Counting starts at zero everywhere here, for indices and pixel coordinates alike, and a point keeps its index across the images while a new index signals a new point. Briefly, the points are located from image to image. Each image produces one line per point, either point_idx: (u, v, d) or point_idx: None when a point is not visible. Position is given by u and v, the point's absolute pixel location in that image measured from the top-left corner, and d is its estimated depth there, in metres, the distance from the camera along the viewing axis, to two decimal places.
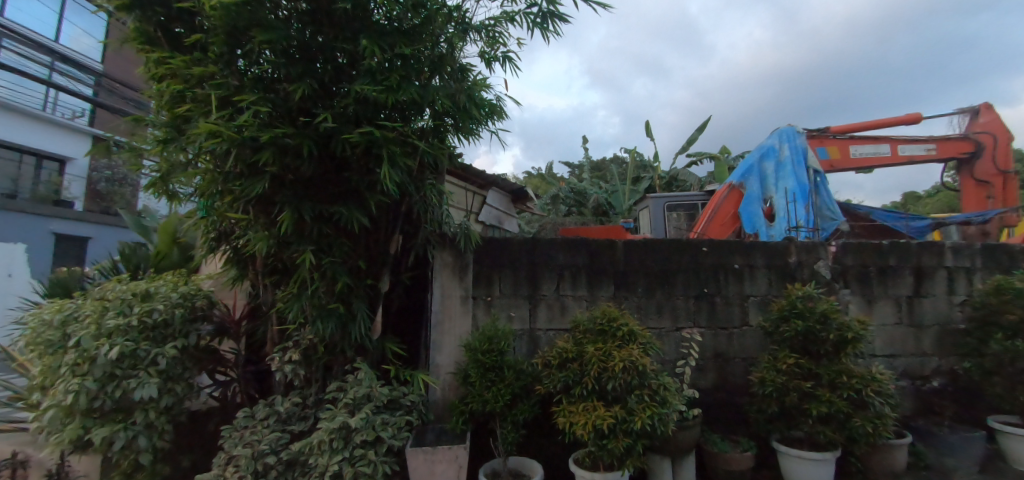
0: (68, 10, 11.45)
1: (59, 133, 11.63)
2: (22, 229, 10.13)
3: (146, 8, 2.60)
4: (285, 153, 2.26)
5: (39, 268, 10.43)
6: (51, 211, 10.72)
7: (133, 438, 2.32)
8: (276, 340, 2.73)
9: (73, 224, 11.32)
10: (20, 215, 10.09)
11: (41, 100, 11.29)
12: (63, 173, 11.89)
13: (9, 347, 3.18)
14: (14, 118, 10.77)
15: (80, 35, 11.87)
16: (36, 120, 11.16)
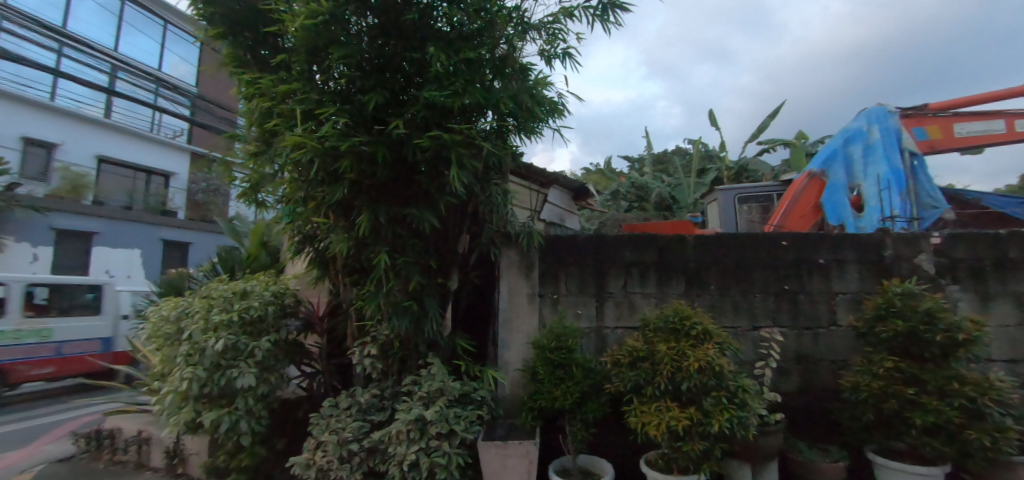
0: (168, 41, 13.04)
1: (163, 151, 13.62)
2: (137, 237, 12.39)
3: (238, 36, 2.88)
4: (362, 159, 2.40)
5: (151, 269, 12.76)
6: (158, 221, 12.93)
7: (236, 422, 2.58)
8: (355, 335, 2.91)
9: (178, 231, 13.51)
10: (135, 225, 12.35)
11: (149, 123, 13.35)
12: (168, 186, 13.81)
13: (134, 339, 3.64)
14: (129, 139, 12.81)
15: (178, 63, 13.59)
16: (147, 141, 13.26)
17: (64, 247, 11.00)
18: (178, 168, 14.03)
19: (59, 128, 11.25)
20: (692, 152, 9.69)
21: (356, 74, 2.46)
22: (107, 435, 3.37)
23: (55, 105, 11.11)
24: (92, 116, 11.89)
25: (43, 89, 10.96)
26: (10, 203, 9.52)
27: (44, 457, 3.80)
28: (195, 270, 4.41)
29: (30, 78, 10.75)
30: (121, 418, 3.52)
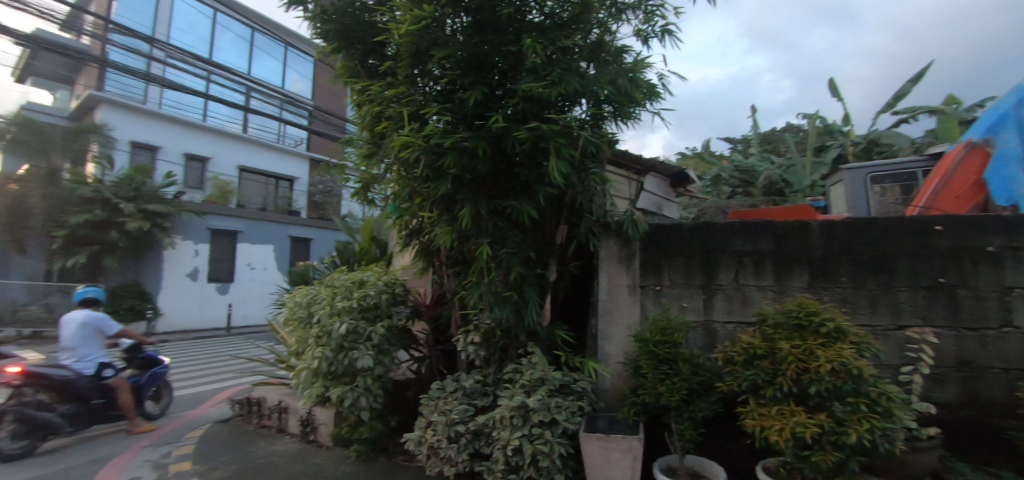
0: (289, 62, 16.78)
1: (287, 159, 16.06)
2: (273, 234, 14.55)
3: (351, 49, 3.15)
4: (464, 155, 2.50)
5: (282, 262, 14.93)
6: (288, 220, 14.95)
7: (357, 398, 2.87)
8: (459, 323, 3.08)
9: (303, 229, 15.53)
10: (272, 224, 14.46)
11: (275, 135, 15.98)
12: (292, 189, 16.22)
13: (274, 322, 4.22)
14: (262, 150, 15.36)
15: (297, 79, 17.20)
16: (276, 151, 15.75)
17: (218, 245, 13.26)
18: (299, 173, 16.49)
19: (210, 145, 13.93)
20: (807, 129, 8.65)
21: (457, 73, 2.57)
22: (255, 402, 3.97)
23: (206, 125, 13.83)
24: (233, 132, 14.52)
25: (197, 112, 13.76)
26: (179, 209, 11.76)
27: (213, 417, 4.67)
28: (317, 263, 4.98)
29: (187, 104, 13.77)
30: (266, 388, 4.12)
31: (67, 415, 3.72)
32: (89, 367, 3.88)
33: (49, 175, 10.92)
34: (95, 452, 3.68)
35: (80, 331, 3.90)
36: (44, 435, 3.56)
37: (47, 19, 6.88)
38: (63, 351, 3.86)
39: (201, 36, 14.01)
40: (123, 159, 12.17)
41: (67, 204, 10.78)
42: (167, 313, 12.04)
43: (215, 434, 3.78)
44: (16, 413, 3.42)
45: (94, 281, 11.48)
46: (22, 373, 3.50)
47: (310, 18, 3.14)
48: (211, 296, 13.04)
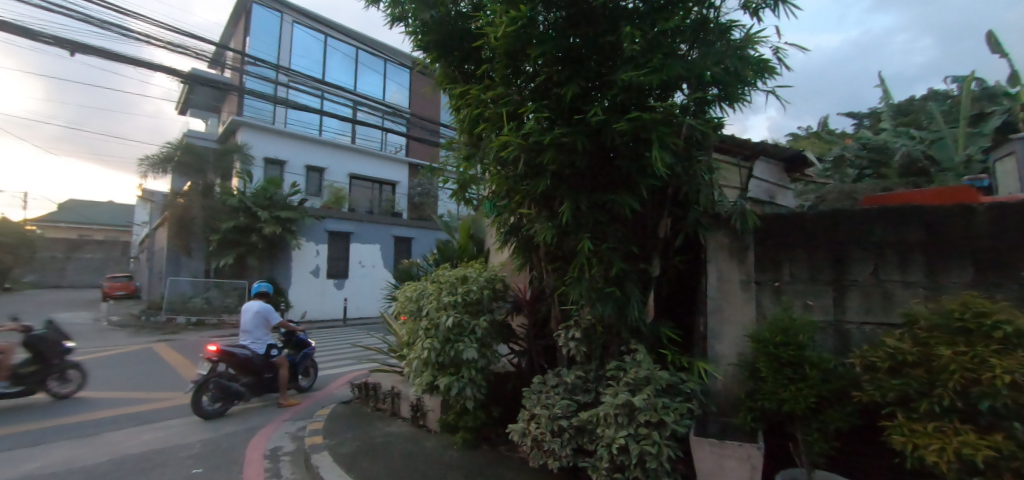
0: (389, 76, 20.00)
1: (387, 165, 18.76)
2: (377, 235, 16.05)
3: (448, 56, 3.35)
4: (562, 151, 2.64)
5: (387, 260, 16.39)
6: (390, 221, 16.32)
7: (463, 388, 3.08)
8: (559, 319, 3.26)
9: (404, 229, 16.80)
10: (376, 226, 15.94)
11: (378, 143, 18.89)
12: (395, 193, 18.84)
13: (385, 315, 4.63)
14: (366, 158, 18.12)
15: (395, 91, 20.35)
16: (377, 159, 18.47)
17: (336, 245, 15.12)
18: (398, 177, 19.13)
19: (325, 156, 16.91)
20: (959, 94, 7.29)
21: (553, 68, 2.69)
22: (373, 387, 4.45)
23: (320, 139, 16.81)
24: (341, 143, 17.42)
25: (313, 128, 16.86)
26: (305, 215, 13.82)
27: (339, 397, 5.35)
28: (417, 260, 5.33)
29: (303, 122, 17.02)
30: (383, 375, 4.63)
31: (248, 385, 4.85)
32: (261, 348, 4.89)
33: (204, 189, 13.83)
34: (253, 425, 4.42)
35: (254, 318, 4.88)
36: (234, 400, 4.69)
37: (185, 53, 8.03)
38: (243, 333, 4.87)
39: (315, 59, 17.49)
40: (259, 173, 15.34)
41: (220, 212, 13.43)
42: (297, 305, 14.08)
43: (340, 413, 4.28)
44: (216, 382, 4.54)
45: (239, 278, 13.74)
46: (218, 351, 4.58)
47: (410, 32, 3.39)
48: (330, 291, 14.95)
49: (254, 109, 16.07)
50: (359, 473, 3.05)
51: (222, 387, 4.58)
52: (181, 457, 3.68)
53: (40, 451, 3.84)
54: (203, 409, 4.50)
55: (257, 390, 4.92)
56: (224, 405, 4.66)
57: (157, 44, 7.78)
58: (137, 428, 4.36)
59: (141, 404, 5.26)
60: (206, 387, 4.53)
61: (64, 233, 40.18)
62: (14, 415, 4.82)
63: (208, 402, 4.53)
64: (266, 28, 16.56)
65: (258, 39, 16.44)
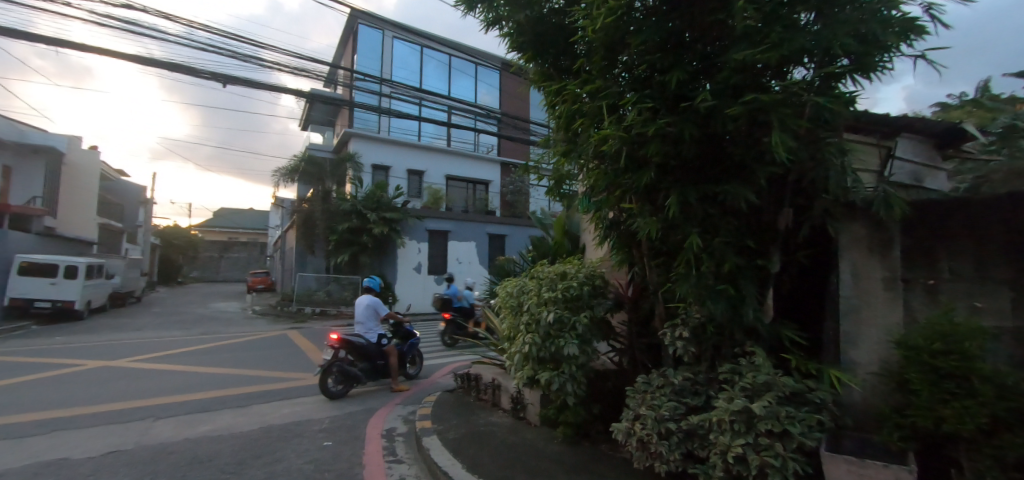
0: (481, 77, 22.16)
1: (482, 166, 21.15)
2: (474, 232, 18.09)
3: (545, 55, 3.52)
4: (667, 141, 2.56)
5: (483, 255, 18.27)
6: (484, 220, 18.24)
7: (563, 384, 3.36)
8: (664, 316, 3.37)
9: (498, 226, 18.68)
10: (473, 224, 18.02)
11: (472, 144, 21.22)
12: (488, 190, 21.29)
13: (483, 308, 4.86)
14: (460, 159, 20.57)
15: (486, 93, 22.42)
16: (469, 160, 20.76)
17: (434, 242, 17.26)
18: (491, 176, 21.36)
19: (424, 160, 19.61)
20: None
21: (654, 56, 2.62)
22: (475, 378, 4.82)
23: (421, 144, 19.50)
24: (439, 146, 19.97)
25: (413, 134, 19.59)
26: (406, 215, 16.05)
27: (443, 385, 5.75)
28: (513, 257, 5.49)
29: (404, 128, 19.47)
30: (483, 367, 5.01)
31: (364, 370, 5.40)
32: (373, 337, 5.41)
33: (323, 194, 16.03)
34: (372, 405, 4.97)
35: (366, 310, 5.41)
36: (354, 382, 5.28)
37: (307, 76, 9.06)
38: (357, 324, 5.41)
39: (412, 69, 20.29)
40: (367, 178, 18.15)
41: (337, 216, 15.70)
42: (404, 298, 16.53)
43: (447, 400, 4.65)
44: (338, 366, 5.13)
45: (355, 273, 15.96)
46: (338, 339, 5.16)
47: (506, 36, 3.61)
48: (431, 286, 17.11)
49: (364, 121, 18.84)
50: (467, 459, 3.28)
51: (343, 371, 5.16)
52: (315, 430, 4.22)
53: (210, 416, 4.67)
54: (329, 390, 5.11)
55: (372, 375, 5.47)
56: (345, 387, 5.26)
57: (284, 70, 8.86)
58: (279, 402, 5.11)
59: (283, 381, 6.16)
60: (330, 371, 5.15)
61: (219, 235, 48.91)
62: (194, 385, 5.93)
63: (333, 384, 5.13)
64: (372, 48, 19.53)
65: (365, 57, 19.34)
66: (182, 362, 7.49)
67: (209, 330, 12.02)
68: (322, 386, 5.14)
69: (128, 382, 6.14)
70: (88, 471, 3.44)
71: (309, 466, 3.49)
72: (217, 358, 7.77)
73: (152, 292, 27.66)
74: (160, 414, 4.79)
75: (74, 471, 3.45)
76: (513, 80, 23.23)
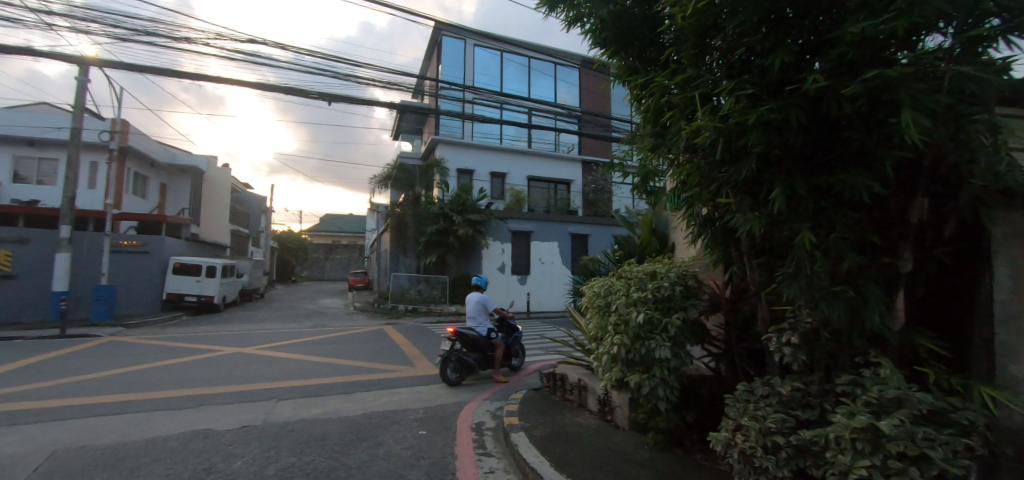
0: (561, 75, 22.42)
1: (562, 165, 21.68)
2: (558, 232, 18.47)
3: (630, 49, 3.47)
4: (770, 129, 2.36)
5: (565, 255, 18.61)
6: (567, 220, 18.52)
7: (654, 387, 3.27)
8: (768, 320, 3.14)
9: (581, 225, 18.86)
10: (557, 224, 18.41)
11: (553, 144, 21.82)
12: (570, 190, 21.75)
13: (568, 307, 4.88)
14: (540, 159, 21.21)
15: (566, 92, 22.66)
16: (549, 160, 21.35)
17: (518, 243, 17.92)
18: (571, 175, 21.84)
19: (506, 162, 20.50)
20: None
21: (753, 38, 2.44)
22: (560, 378, 4.87)
23: (502, 146, 20.37)
24: (519, 148, 20.79)
25: (495, 137, 20.59)
26: (490, 216, 16.83)
27: (529, 384, 5.87)
28: (599, 255, 5.45)
29: (486, 133, 20.50)
30: (568, 367, 5.03)
31: (476, 360, 6.02)
32: (483, 330, 6.00)
33: (414, 199, 17.09)
34: (462, 399, 5.22)
35: (476, 306, 6.02)
36: (469, 372, 5.89)
37: (398, 88, 9.73)
38: (469, 319, 6.03)
39: (493, 74, 21.10)
40: (453, 181, 19.36)
41: (426, 219, 16.71)
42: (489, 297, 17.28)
43: (534, 399, 4.76)
44: (456, 357, 5.77)
45: (442, 272, 17.07)
46: (454, 332, 5.82)
47: (587, 32, 3.59)
48: (515, 286, 17.69)
49: (449, 128, 20.09)
50: (555, 458, 3.29)
51: (460, 360, 5.80)
52: (410, 419, 4.51)
53: (322, 401, 5.21)
54: (448, 378, 5.76)
55: (484, 365, 6.05)
56: (460, 376, 5.90)
57: (378, 85, 9.61)
58: (379, 391, 5.55)
59: (382, 372, 6.69)
60: (449, 360, 5.81)
61: (324, 239, 54.90)
62: (309, 372, 6.68)
63: (451, 373, 5.78)
64: (454, 56, 20.53)
65: (448, 66, 20.38)
66: (302, 350, 8.51)
67: (322, 323, 13.62)
68: (441, 375, 5.82)
69: (259, 366, 7.11)
70: (227, 442, 4.02)
71: (407, 452, 3.75)
72: (329, 348, 8.70)
73: (273, 289, 31.90)
74: (282, 396, 5.45)
75: (218, 441, 4.06)
76: (593, 76, 23.03)
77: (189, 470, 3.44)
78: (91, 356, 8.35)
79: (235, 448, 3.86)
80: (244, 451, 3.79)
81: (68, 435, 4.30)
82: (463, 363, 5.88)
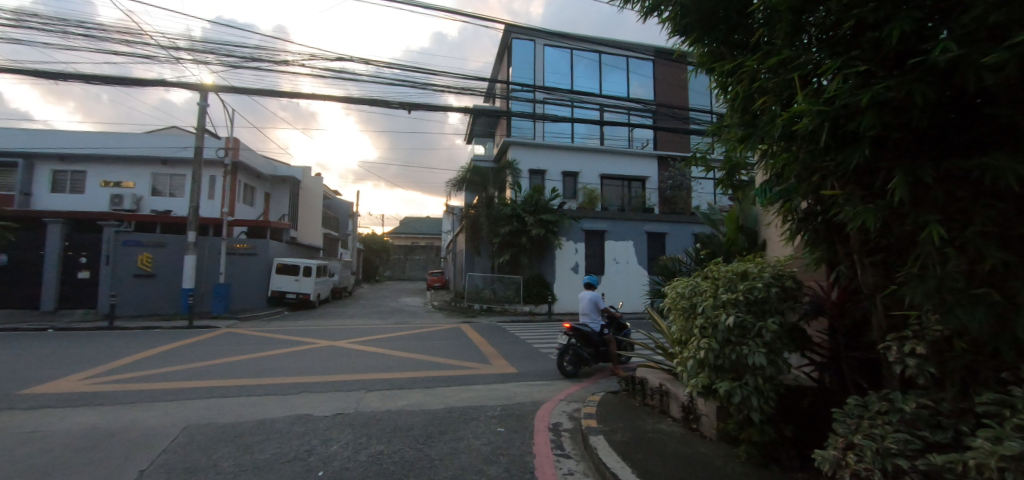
0: (633, 69, 21.79)
1: (637, 162, 21.13)
2: (634, 232, 18.00)
3: (713, 33, 3.26)
4: (885, 110, 2.08)
5: (641, 254, 18.07)
6: (643, 219, 18.00)
7: (747, 396, 3.03)
8: (885, 328, 2.77)
9: (658, 224, 18.23)
10: (633, 223, 17.95)
11: (627, 141, 21.35)
12: (645, 187, 21.12)
13: (648, 308, 4.72)
14: (613, 157, 20.84)
15: (639, 85, 21.98)
16: (621, 157, 20.91)
17: (591, 242, 17.77)
18: (646, 172, 21.20)
19: (579, 161, 20.38)
20: None
21: (863, 7, 2.16)
22: (640, 382, 4.76)
23: (574, 145, 20.27)
24: (591, 146, 20.58)
25: (566, 136, 20.56)
26: (564, 216, 16.90)
27: (606, 386, 5.81)
28: (681, 254, 5.21)
29: (557, 132, 20.52)
30: (647, 371, 4.88)
31: (590, 354, 6.69)
32: (595, 326, 6.67)
33: (487, 201, 17.56)
34: (539, 398, 5.28)
35: (588, 304, 6.73)
36: (584, 364, 6.60)
37: (469, 93, 10.03)
38: (583, 315, 6.76)
39: (563, 73, 21.04)
40: (525, 182, 19.63)
41: (499, 220, 17.09)
42: (563, 298, 17.36)
43: (612, 402, 4.68)
44: (572, 349, 6.51)
45: (515, 272, 17.41)
46: (571, 327, 6.57)
47: (665, 21, 3.43)
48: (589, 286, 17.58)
49: (520, 130, 20.38)
50: (637, 464, 3.19)
51: (576, 353, 6.53)
52: (488, 416, 4.62)
53: (406, 393, 5.53)
54: (565, 368, 6.51)
55: (597, 359, 6.68)
56: (576, 368, 6.62)
57: (452, 92, 9.99)
58: (457, 387, 5.76)
59: (459, 368, 6.95)
60: (565, 353, 6.56)
61: (402, 241, 58.45)
62: (393, 366, 7.14)
63: (568, 365, 6.52)
64: (524, 57, 20.71)
65: (518, 67, 20.58)
66: (388, 346, 9.12)
67: (403, 320, 14.53)
68: (559, 366, 6.59)
69: (352, 359, 7.73)
70: (324, 427, 4.39)
71: (486, 448, 3.83)
72: (411, 345, 9.23)
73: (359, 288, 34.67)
74: (371, 387, 5.88)
75: (316, 425, 4.45)
76: (668, 67, 22.10)
77: (293, 451, 3.79)
78: (216, 344, 9.65)
79: (332, 433, 4.20)
80: (340, 436, 4.12)
81: (200, 413, 4.99)
82: (579, 356, 6.59)
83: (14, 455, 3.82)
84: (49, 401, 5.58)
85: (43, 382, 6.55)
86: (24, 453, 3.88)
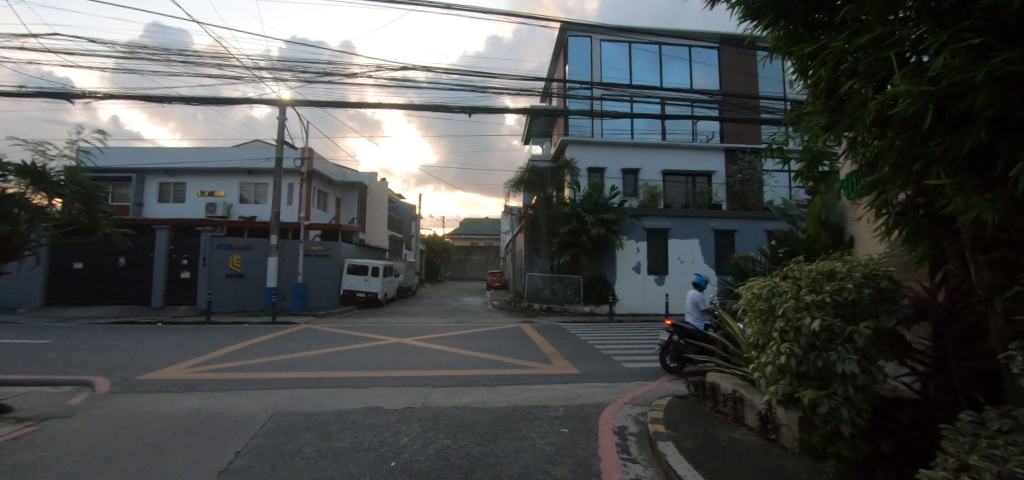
0: (696, 58, 20.79)
1: (702, 156, 20.17)
2: (699, 229, 17.16)
3: (791, 14, 3.01)
4: (1005, 85, 1.80)
5: (708, 253, 17.19)
6: (709, 216, 17.12)
7: (835, 407, 2.79)
8: (1005, 335, 2.40)
9: (726, 220, 17.25)
10: (698, 220, 17.13)
11: (691, 134, 20.41)
12: (711, 182, 20.07)
13: (721, 311, 4.52)
14: (676, 152, 20.03)
15: (703, 75, 20.91)
16: (684, 152, 20.04)
17: (653, 241, 17.22)
18: (713, 167, 20.15)
19: (640, 157, 19.81)
20: None
21: None
22: (711, 387, 4.55)
23: (633, 141, 19.73)
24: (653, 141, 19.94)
25: (625, 132, 20.10)
26: (624, 215, 16.52)
27: (675, 390, 5.63)
28: (756, 252, 4.92)
29: (616, 128, 20.09)
30: (721, 376, 4.65)
31: (694, 351, 6.78)
32: (699, 325, 6.74)
33: (545, 201, 17.51)
34: (603, 399, 5.21)
35: (691, 303, 6.90)
36: (686, 362, 6.77)
37: (528, 95, 10.08)
38: (687, 314, 6.93)
39: (621, 67, 20.56)
40: (583, 181, 19.41)
41: (558, 219, 17.04)
42: (624, 298, 16.97)
43: (682, 408, 4.51)
44: (673, 346, 6.75)
45: (573, 272, 17.31)
46: (672, 324, 6.77)
47: (735, 7, 3.23)
48: (651, 286, 17.07)
49: (578, 128, 20.17)
50: (710, 474, 3.04)
51: (677, 350, 6.74)
52: (551, 416, 4.64)
53: (471, 390, 5.70)
54: (666, 364, 6.80)
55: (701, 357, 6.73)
56: (679, 364, 6.81)
57: (511, 94, 10.10)
58: (521, 386, 5.85)
59: (522, 368, 7.04)
60: (667, 349, 6.83)
61: (460, 241, 60.14)
62: (459, 364, 7.39)
63: (669, 361, 6.80)
64: (580, 54, 20.46)
65: (574, 64, 20.38)
66: (453, 344, 9.46)
67: (465, 319, 14.99)
68: (661, 362, 6.90)
69: (419, 356, 8.10)
70: (394, 420, 4.63)
71: (552, 448, 3.84)
72: (474, 344, 9.49)
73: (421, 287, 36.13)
74: (438, 383, 6.14)
75: (387, 418, 4.72)
76: (735, 54, 20.82)
77: (367, 441, 4.04)
78: (298, 339, 10.50)
79: (402, 426, 4.42)
80: (408, 429, 4.34)
81: (286, 401, 5.47)
82: (681, 353, 6.76)
83: (137, 432, 4.42)
84: (160, 386, 6.38)
85: (155, 369, 7.50)
86: (144, 431, 4.47)
